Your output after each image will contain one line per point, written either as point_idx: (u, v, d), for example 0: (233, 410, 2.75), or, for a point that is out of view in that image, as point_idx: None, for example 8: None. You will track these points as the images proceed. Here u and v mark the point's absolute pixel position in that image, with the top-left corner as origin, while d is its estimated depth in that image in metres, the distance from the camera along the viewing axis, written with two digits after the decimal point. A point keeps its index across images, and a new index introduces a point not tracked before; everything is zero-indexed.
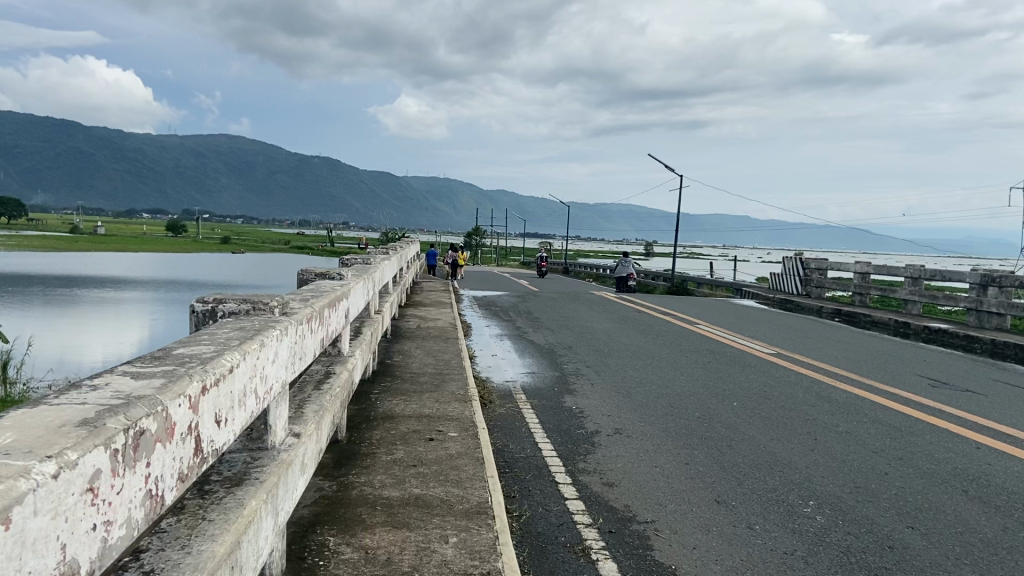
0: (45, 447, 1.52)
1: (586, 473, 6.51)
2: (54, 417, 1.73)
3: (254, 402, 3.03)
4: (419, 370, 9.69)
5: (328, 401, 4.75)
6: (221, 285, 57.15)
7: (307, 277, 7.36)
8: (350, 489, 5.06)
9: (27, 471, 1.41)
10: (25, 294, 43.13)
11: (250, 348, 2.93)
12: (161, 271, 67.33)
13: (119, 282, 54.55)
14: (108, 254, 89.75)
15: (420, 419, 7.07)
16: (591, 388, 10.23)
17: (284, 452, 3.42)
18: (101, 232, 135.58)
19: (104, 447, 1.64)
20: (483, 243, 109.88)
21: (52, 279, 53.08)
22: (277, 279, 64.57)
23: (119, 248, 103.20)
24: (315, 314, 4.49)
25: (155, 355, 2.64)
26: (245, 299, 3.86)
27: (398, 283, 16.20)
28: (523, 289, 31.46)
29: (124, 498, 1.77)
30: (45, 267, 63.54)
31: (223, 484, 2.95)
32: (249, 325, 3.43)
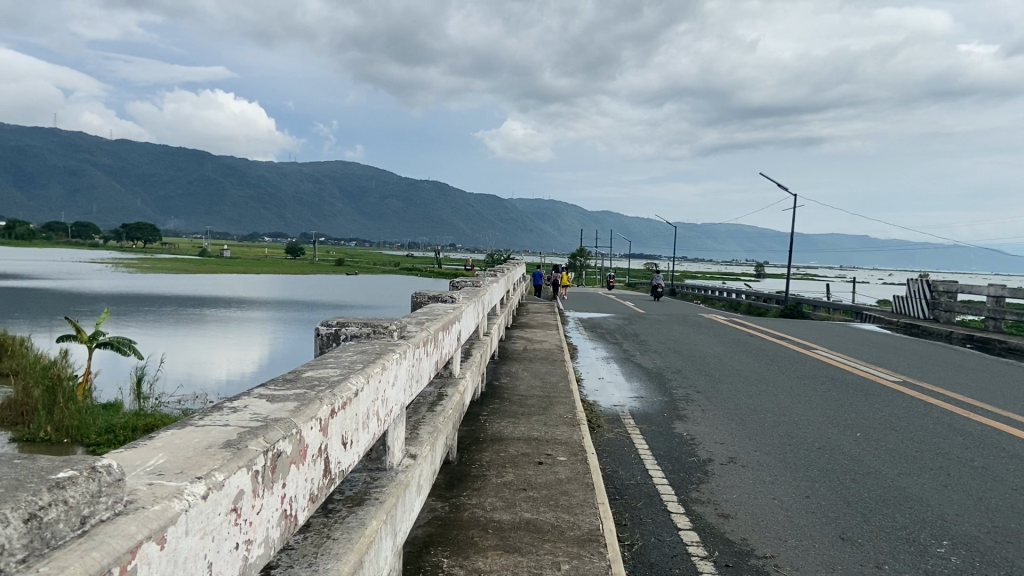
0: (196, 468, 1.61)
1: (700, 503, 6.34)
2: (201, 438, 1.84)
3: (377, 425, 3.11)
4: (526, 392, 9.69)
5: (440, 423, 4.81)
6: (337, 305, 59.12)
7: (422, 300, 7.52)
8: (462, 511, 5.11)
9: (179, 492, 1.49)
10: (158, 313, 45.91)
11: (373, 371, 3.01)
12: (282, 291, 70.51)
13: (244, 302, 57.45)
14: (234, 275, 94.70)
15: (530, 442, 7.07)
16: (703, 414, 9.98)
17: (401, 474, 3.48)
18: (227, 255, 143.43)
19: (246, 470, 1.71)
20: (587, 265, 109.56)
21: (185, 299, 56.46)
22: (389, 299, 66.20)
23: (242, 268, 108.93)
24: (430, 337, 4.57)
25: (287, 378, 2.77)
26: (366, 322, 3.99)
27: (505, 305, 16.34)
28: (630, 311, 31.13)
29: (263, 518, 1.85)
30: (178, 288, 67.51)
31: (345, 504, 3.04)
32: (371, 348, 3.54)
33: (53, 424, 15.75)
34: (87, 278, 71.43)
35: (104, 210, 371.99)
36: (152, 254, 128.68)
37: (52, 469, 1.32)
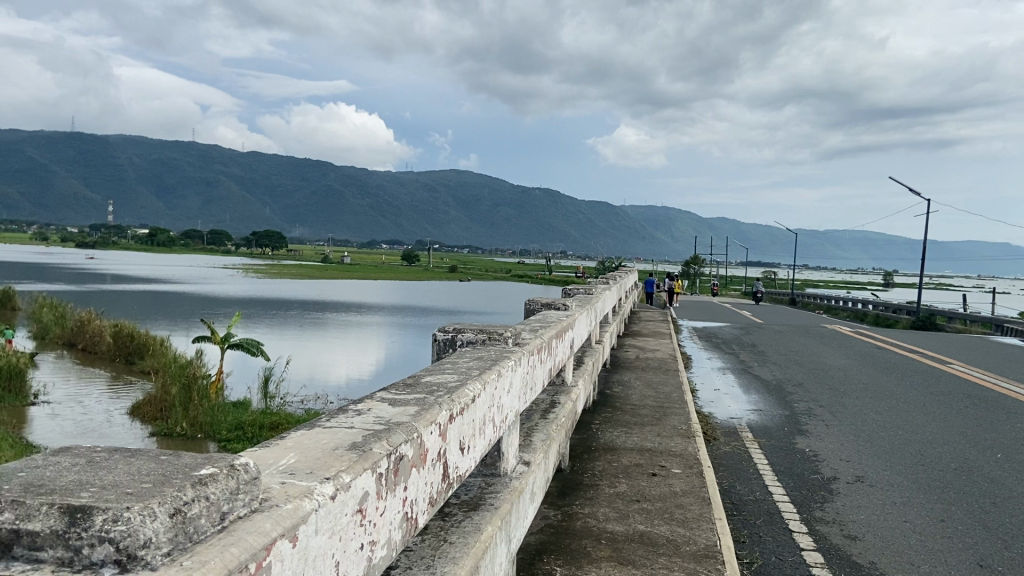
0: (324, 469, 1.66)
1: (823, 522, 6.05)
2: (329, 439, 1.91)
3: (493, 431, 3.13)
4: (639, 402, 9.54)
5: (553, 431, 4.81)
6: (450, 311, 59.88)
7: (535, 307, 7.55)
8: (575, 519, 5.08)
9: (310, 492, 1.54)
10: (284, 317, 48.04)
11: (489, 377, 3.04)
12: (397, 297, 72.11)
13: (363, 307, 59.25)
14: (354, 281, 97.18)
15: (643, 452, 6.96)
16: (826, 430, 9.54)
17: (515, 481, 3.49)
18: (346, 261, 147.61)
19: (371, 472, 1.76)
20: (701, 274, 106.95)
21: (307, 304, 58.48)
22: (501, 307, 66.40)
23: (360, 275, 111.63)
24: (545, 344, 4.57)
25: (408, 383, 2.84)
26: (482, 329, 4.05)
27: (617, 313, 16.15)
28: (746, 320, 30.15)
29: (386, 521, 1.88)
30: (302, 294, 69.73)
31: (462, 508, 3.07)
32: (486, 355, 3.57)
33: (188, 420, 16.84)
34: (219, 283, 75.60)
35: (235, 219, 372.03)
36: (280, 262, 134.69)
37: (195, 467, 1.42)
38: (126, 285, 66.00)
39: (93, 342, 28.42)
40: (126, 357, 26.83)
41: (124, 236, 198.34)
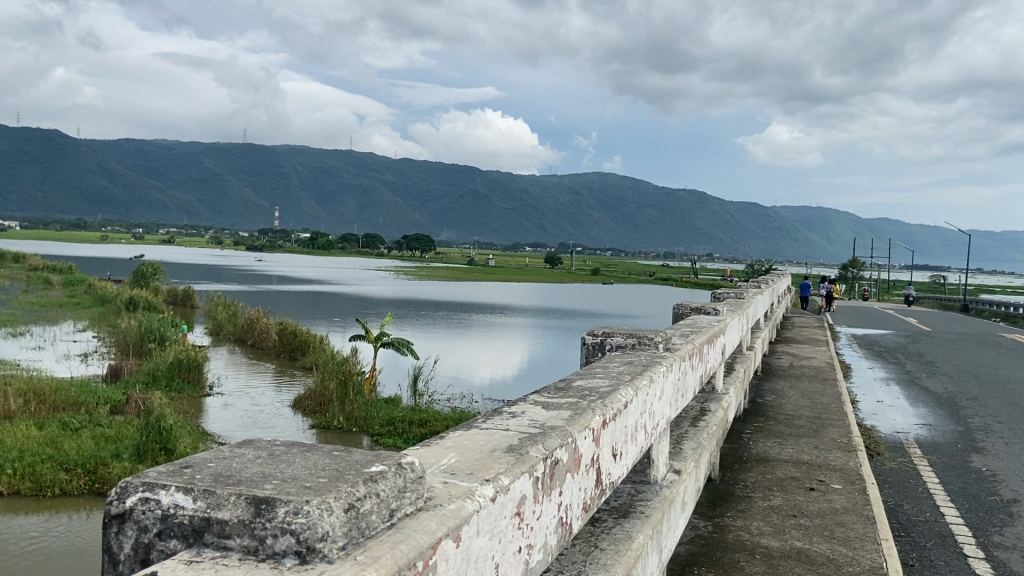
0: (484, 470, 1.69)
1: (1003, 548, 5.55)
2: (486, 441, 1.94)
3: (644, 438, 3.08)
4: (793, 412, 9.11)
5: (705, 439, 4.68)
6: (593, 314, 59.68)
7: (683, 311, 7.39)
8: (726, 532, 4.92)
9: (471, 492, 1.57)
10: (433, 318, 49.52)
11: (641, 384, 2.99)
12: (540, 300, 72.72)
13: (507, 309, 60.08)
14: (500, 283, 98.83)
15: (798, 465, 6.64)
16: (1006, 449, 8.73)
17: (665, 489, 3.42)
18: (491, 264, 150.56)
19: (527, 474, 1.77)
20: (861, 276, 100.96)
21: (455, 306, 60.00)
22: (645, 309, 65.44)
23: (505, 277, 113.09)
24: (696, 349, 4.45)
25: (561, 386, 2.84)
26: (631, 334, 4.02)
27: (769, 318, 15.50)
28: (913, 328, 28.13)
29: (543, 524, 1.89)
30: (450, 295, 71.58)
31: (611, 514, 3.04)
32: (636, 360, 3.52)
33: (345, 414, 17.73)
34: (372, 285, 79.04)
35: (389, 224, 371.66)
36: (428, 263, 139.02)
37: (366, 463, 1.48)
38: (289, 287, 70.25)
39: (262, 338, 30.56)
40: (290, 353, 28.61)
41: (287, 239, 211.22)
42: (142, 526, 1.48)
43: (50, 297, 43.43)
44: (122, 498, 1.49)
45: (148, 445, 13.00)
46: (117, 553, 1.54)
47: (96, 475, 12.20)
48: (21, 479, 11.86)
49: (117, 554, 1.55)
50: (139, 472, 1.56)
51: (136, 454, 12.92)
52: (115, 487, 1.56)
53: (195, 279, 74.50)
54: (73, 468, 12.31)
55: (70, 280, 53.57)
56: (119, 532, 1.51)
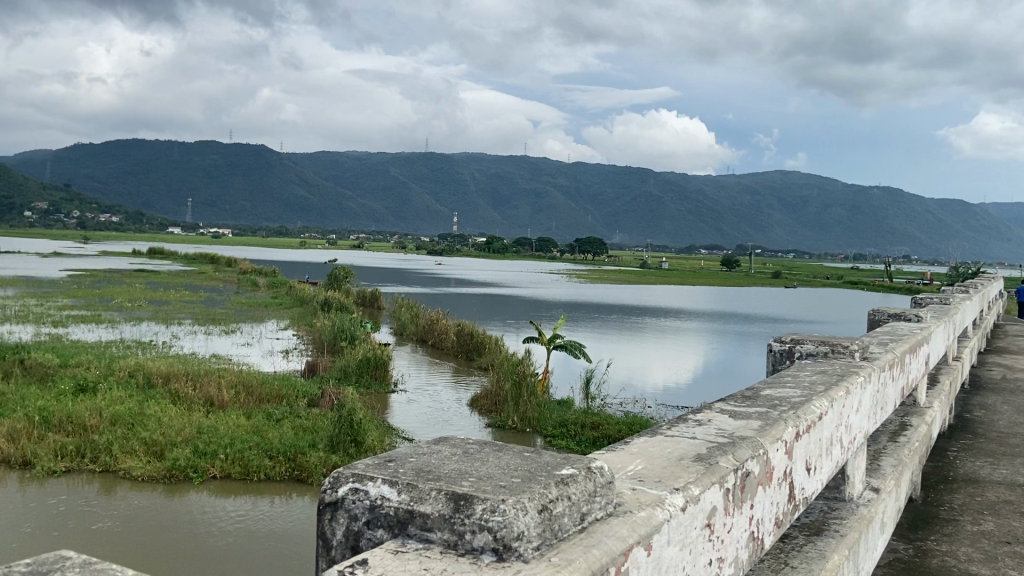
0: (674, 480, 1.78)
1: None
2: (674, 452, 2.02)
3: (840, 452, 2.91)
4: (1009, 430, 8.20)
5: (906, 456, 4.35)
6: (775, 318, 56.94)
7: (880, 317, 6.89)
8: (929, 556, 4.52)
9: (661, 502, 1.67)
10: (607, 321, 49.43)
11: (837, 394, 2.83)
12: (717, 304, 70.44)
13: (683, 313, 58.67)
14: (675, 287, 96.86)
15: (1014, 489, 5.98)
16: None
17: (863, 508, 3.20)
18: (666, 266, 147.81)
19: (717, 487, 1.83)
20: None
21: (629, 309, 59.35)
22: (831, 314, 61.66)
23: (680, 280, 110.80)
24: (897, 360, 4.14)
25: (748, 396, 2.79)
26: (824, 341, 3.84)
27: (979, 327, 14.06)
28: None
29: (733, 538, 1.91)
30: (624, 299, 71.06)
31: (803, 531, 2.89)
32: (830, 369, 3.34)
33: (519, 415, 18.09)
34: (547, 288, 79.98)
35: (561, 226, 371.96)
36: (601, 268, 138.71)
37: (558, 467, 1.63)
38: (468, 289, 72.50)
39: (442, 338, 31.85)
40: (468, 353, 29.64)
41: (465, 245, 217.99)
42: (353, 514, 1.69)
43: (257, 298, 47.70)
44: (337, 488, 1.71)
45: (340, 436, 13.90)
46: (333, 538, 1.75)
47: (295, 462, 13.25)
48: (231, 463, 13.10)
49: (332, 539, 1.76)
50: (351, 464, 1.77)
51: (330, 445, 13.89)
52: (331, 480, 1.79)
53: (381, 281, 78.99)
54: (276, 455, 13.43)
55: (273, 282, 58.51)
56: (332, 519, 1.73)
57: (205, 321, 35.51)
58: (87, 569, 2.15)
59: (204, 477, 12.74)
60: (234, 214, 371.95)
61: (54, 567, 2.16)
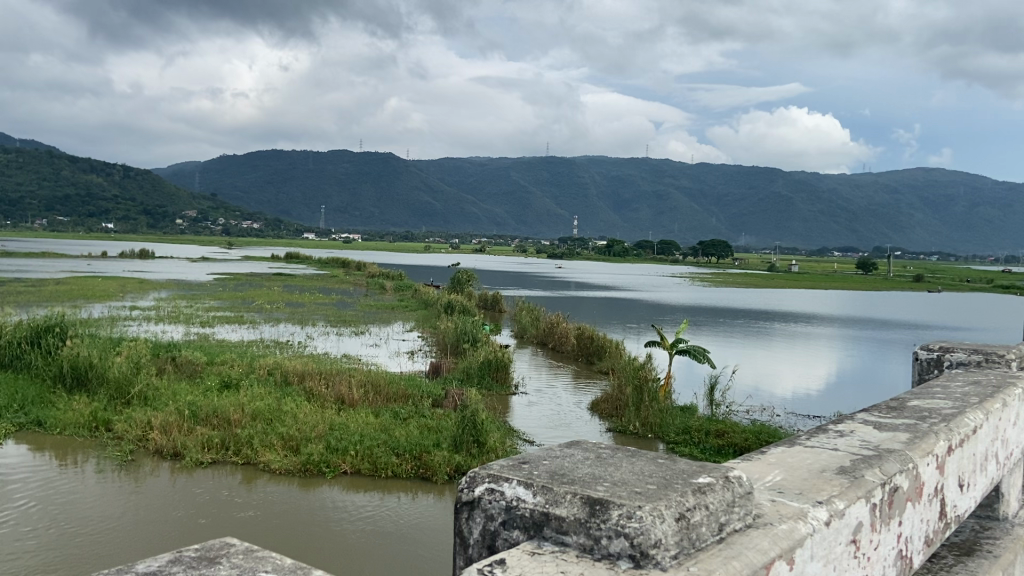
0: (818, 493, 1.80)
1: None
2: (816, 466, 2.01)
3: (996, 468, 2.70)
4: None
5: None
6: (915, 324, 53.70)
7: None
8: None
9: (805, 515, 1.70)
10: (732, 325, 48.15)
11: (993, 406, 2.63)
12: (851, 309, 67.22)
13: (814, 318, 56.26)
14: (805, 291, 93.28)
15: None
16: None
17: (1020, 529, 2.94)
18: (796, 269, 142.36)
19: (865, 501, 1.83)
20: None
21: (755, 313, 57.60)
22: (979, 321, 57.60)
23: (811, 283, 106.53)
24: None
25: (893, 407, 2.67)
26: (977, 351, 3.61)
27: None
28: None
29: (880, 556, 1.87)
30: (750, 303, 69.14)
31: (952, 552, 2.70)
32: (986, 379, 3.11)
33: (640, 419, 17.84)
34: (670, 291, 78.71)
35: (685, 228, 371.89)
36: (726, 271, 135.37)
37: (696, 477, 1.71)
38: (590, 292, 72.36)
39: (562, 341, 31.91)
40: (588, 356, 29.53)
41: (586, 247, 217.47)
42: (490, 515, 1.80)
43: (385, 301, 49.42)
44: (473, 488, 1.84)
45: (463, 437, 14.18)
46: (470, 538, 1.87)
47: (420, 461, 13.62)
48: (361, 459, 13.62)
49: (471, 539, 1.89)
50: (488, 467, 1.90)
51: (453, 445, 14.19)
52: (465, 481, 1.92)
53: (503, 284, 80.21)
54: (402, 453, 13.84)
55: (400, 286, 60.32)
56: (470, 518, 1.86)
57: (337, 322, 37.17)
58: (250, 556, 2.47)
59: (336, 472, 13.30)
60: (363, 220, 372.07)
61: (220, 554, 2.50)
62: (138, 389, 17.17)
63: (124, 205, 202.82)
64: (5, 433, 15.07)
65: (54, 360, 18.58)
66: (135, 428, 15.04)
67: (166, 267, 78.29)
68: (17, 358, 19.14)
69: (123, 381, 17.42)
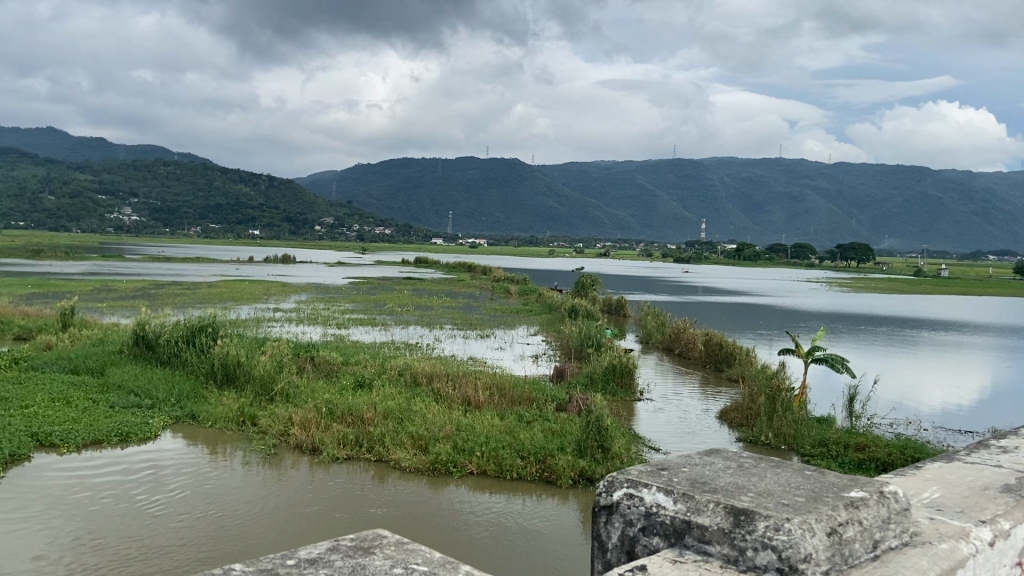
0: (983, 516, 2.47)
1: None
2: (981, 488, 2.67)
3: None
4: None
5: None
6: None
7: None
8: None
9: (967, 536, 2.36)
10: (874, 333, 45.55)
11: None
12: (1009, 317, 62.04)
13: (966, 326, 52.37)
14: (957, 297, 87.03)
15: None
16: None
17: None
18: (945, 273, 133.31)
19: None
20: None
21: (899, 321, 54.36)
22: None
23: (963, 289, 99.20)
24: None
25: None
26: None
27: None
28: None
29: None
30: (893, 309, 65.45)
31: None
32: None
33: (773, 430, 17.21)
34: (805, 297, 75.34)
35: (823, 232, 372.18)
36: (866, 274, 128.81)
37: (850, 498, 2.32)
38: (718, 298, 70.36)
39: (689, 348, 31.26)
40: (717, 363, 28.71)
41: (715, 251, 211.69)
42: (630, 521, 2.55)
43: (510, 305, 50.13)
44: (612, 493, 2.61)
45: (588, 442, 14.10)
46: (610, 542, 2.63)
47: (544, 464, 13.69)
48: (486, 460, 13.83)
49: (608, 543, 2.65)
50: (626, 477, 2.64)
51: (578, 449, 14.15)
52: (603, 489, 2.69)
53: (629, 288, 79.59)
54: (527, 456, 13.95)
55: (525, 289, 60.81)
56: (608, 521, 2.63)
57: (463, 326, 37.99)
58: (400, 548, 2.98)
59: (463, 472, 13.58)
60: (489, 224, 371.73)
61: (374, 543, 3.03)
62: (280, 386, 18.19)
63: (268, 213, 215.08)
64: (164, 424, 16.33)
65: (206, 357, 19.97)
66: (278, 423, 15.96)
67: (304, 271, 82.39)
68: (175, 355, 20.70)
69: (267, 378, 18.48)
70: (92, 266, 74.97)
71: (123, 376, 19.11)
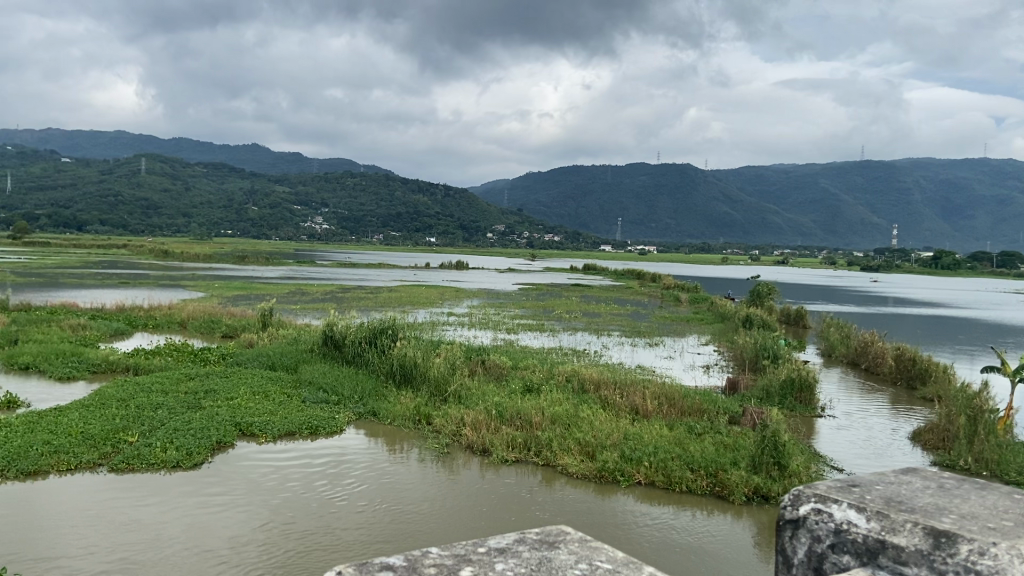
0: None
1: None
2: None
3: None
4: None
5: None
6: None
7: None
8: None
9: None
10: None
11: None
12: None
13: None
14: None
15: None
16: None
17: None
18: None
19: None
20: None
21: None
22: None
23: None
24: None
25: None
26: None
27: None
28: None
29: None
30: None
31: None
32: None
33: (973, 454, 15.70)
34: (1014, 309, 68.15)
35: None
36: None
37: None
38: (908, 309, 65.33)
39: (877, 362, 29.16)
40: (909, 380, 26.60)
41: (908, 260, 196.97)
42: (820, 537, 3.07)
43: (680, 313, 49.05)
44: (804, 511, 3.14)
45: (763, 457, 13.50)
46: (801, 555, 3.16)
47: (716, 478, 13.29)
48: (655, 471, 13.62)
49: (798, 555, 3.18)
50: (810, 493, 3.20)
51: (752, 464, 13.62)
52: (792, 509, 3.23)
53: (809, 297, 75.77)
54: (697, 469, 13.59)
55: (696, 298, 59.17)
56: (802, 537, 3.16)
57: (632, 333, 37.67)
58: (582, 545, 3.14)
59: (630, 482, 13.46)
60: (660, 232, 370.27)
61: (557, 539, 3.21)
62: (454, 388, 18.87)
63: (444, 222, 223.38)
64: (349, 420, 17.44)
65: (387, 358, 21.17)
66: (451, 423, 16.55)
67: (478, 278, 85.10)
68: (359, 354, 22.07)
69: (442, 380, 19.26)
70: (292, 271, 81.91)
71: (314, 373, 20.59)
